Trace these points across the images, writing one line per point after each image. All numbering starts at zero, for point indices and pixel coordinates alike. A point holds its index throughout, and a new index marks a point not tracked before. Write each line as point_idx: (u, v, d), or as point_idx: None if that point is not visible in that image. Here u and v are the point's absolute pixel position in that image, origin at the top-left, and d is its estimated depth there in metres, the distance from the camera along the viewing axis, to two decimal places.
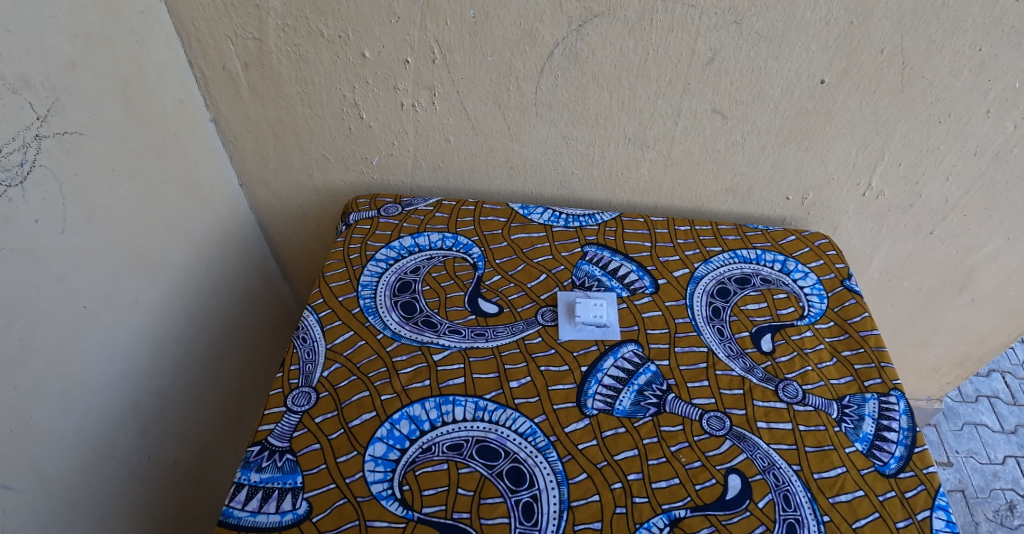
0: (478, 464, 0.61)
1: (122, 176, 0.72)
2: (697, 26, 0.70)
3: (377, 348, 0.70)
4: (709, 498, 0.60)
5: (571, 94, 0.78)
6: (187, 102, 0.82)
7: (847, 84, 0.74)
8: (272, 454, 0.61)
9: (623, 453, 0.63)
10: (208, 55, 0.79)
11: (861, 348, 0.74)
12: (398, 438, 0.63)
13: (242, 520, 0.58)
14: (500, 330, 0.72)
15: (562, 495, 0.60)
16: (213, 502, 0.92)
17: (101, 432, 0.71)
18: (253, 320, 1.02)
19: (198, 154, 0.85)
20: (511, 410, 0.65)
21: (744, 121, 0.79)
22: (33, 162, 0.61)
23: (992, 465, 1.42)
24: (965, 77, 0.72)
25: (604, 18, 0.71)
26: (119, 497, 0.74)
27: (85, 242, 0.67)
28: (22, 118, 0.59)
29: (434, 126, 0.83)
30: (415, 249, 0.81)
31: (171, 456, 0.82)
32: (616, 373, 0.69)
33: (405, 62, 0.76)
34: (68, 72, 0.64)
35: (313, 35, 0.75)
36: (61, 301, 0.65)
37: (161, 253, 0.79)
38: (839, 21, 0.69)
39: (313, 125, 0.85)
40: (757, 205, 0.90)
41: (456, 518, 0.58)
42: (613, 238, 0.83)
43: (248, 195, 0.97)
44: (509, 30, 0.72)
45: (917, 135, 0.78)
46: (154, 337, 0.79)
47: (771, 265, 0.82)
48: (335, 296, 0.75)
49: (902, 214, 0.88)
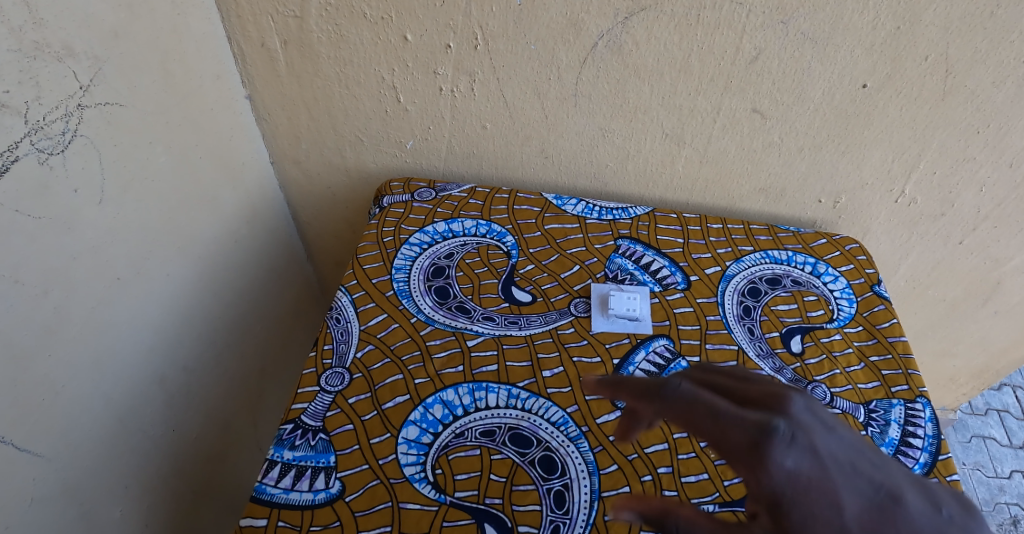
0: (511, 451, 0.61)
1: (160, 150, 0.72)
2: (743, 24, 0.70)
3: (410, 331, 0.70)
4: (738, 495, 0.61)
5: (611, 87, 0.78)
6: (224, 78, 0.81)
7: (889, 89, 0.74)
8: (305, 433, 0.62)
9: (654, 447, 0.63)
10: (247, 31, 0.78)
11: (889, 354, 0.74)
12: (431, 422, 0.63)
13: (275, 497, 0.58)
14: (533, 319, 0.73)
15: (593, 484, 0.60)
16: (233, 478, 0.92)
17: (129, 403, 0.71)
18: (277, 296, 1.03)
19: (231, 130, 0.84)
20: (544, 399, 0.66)
21: (783, 121, 0.79)
22: (74, 131, 0.61)
23: (998, 479, 1.43)
24: (1008, 88, 0.72)
25: (650, 12, 0.70)
26: (141, 468, 0.74)
27: (121, 213, 0.67)
28: (65, 86, 0.59)
29: (471, 112, 0.83)
30: (449, 234, 0.82)
31: (193, 430, 0.83)
32: (647, 366, 0.69)
33: (446, 47, 0.76)
34: (110, 42, 0.64)
35: (357, 16, 0.74)
36: (96, 271, 0.65)
37: (192, 229, 0.79)
38: (886, 26, 0.68)
39: (349, 105, 0.85)
40: (788, 207, 0.90)
41: (488, 504, 0.58)
42: (646, 233, 0.84)
43: (279, 173, 0.97)
44: (555, 19, 0.72)
45: (954, 144, 0.78)
46: (182, 312, 0.79)
47: (802, 267, 0.82)
48: (368, 278, 0.75)
49: (933, 222, 0.88)
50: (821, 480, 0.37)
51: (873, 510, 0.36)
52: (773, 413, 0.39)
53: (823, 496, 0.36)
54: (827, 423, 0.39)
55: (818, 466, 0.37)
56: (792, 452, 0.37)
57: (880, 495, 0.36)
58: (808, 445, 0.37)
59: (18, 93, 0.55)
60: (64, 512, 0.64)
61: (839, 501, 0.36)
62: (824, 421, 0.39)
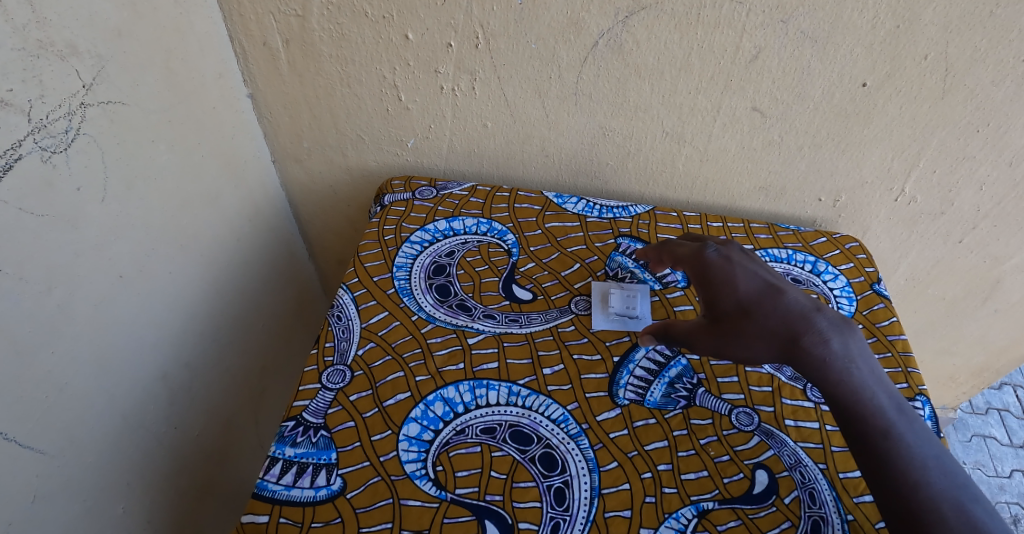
0: (511, 449, 0.62)
1: (162, 148, 0.72)
2: (743, 23, 0.70)
3: (411, 329, 0.70)
4: (737, 492, 0.61)
5: (611, 86, 0.78)
6: (226, 76, 0.82)
7: (889, 88, 0.74)
8: (307, 430, 0.62)
9: (653, 444, 0.63)
10: (249, 30, 0.79)
11: (889, 353, 0.74)
12: (432, 419, 0.63)
13: (276, 493, 0.59)
14: (534, 317, 0.73)
15: (593, 481, 0.60)
16: (235, 476, 0.93)
17: (132, 401, 0.71)
18: (279, 295, 1.03)
19: (233, 128, 0.85)
20: (544, 397, 0.66)
21: (783, 120, 0.79)
22: (77, 129, 0.61)
23: (998, 478, 1.43)
24: (1007, 87, 0.72)
25: (651, 11, 0.70)
26: (144, 465, 0.74)
27: (124, 212, 0.68)
28: (68, 85, 0.59)
29: (472, 110, 0.84)
30: (450, 233, 0.82)
31: (195, 428, 0.83)
32: (647, 364, 0.69)
33: (448, 46, 0.76)
34: (113, 41, 0.64)
35: (358, 15, 0.75)
36: (100, 269, 0.65)
37: (194, 227, 0.79)
38: (885, 25, 0.69)
39: (350, 104, 0.85)
40: (788, 206, 0.90)
41: (488, 500, 0.59)
42: (646, 231, 0.84)
43: (281, 171, 0.97)
44: (556, 18, 0.72)
45: (953, 143, 0.78)
46: (185, 310, 0.79)
47: (802, 265, 0.82)
48: (370, 276, 0.76)
49: (933, 220, 0.88)
50: (727, 270, 0.64)
51: (763, 298, 0.62)
52: (745, 266, 0.65)
53: (773, 314, 0.61)
54: (793, 289, 0.63)
55: (769, 292, 0.62)
56: (755, 282, 0.63)
57: (774, 288, 0.62)
58: (767, 282, 0.63)
59: (21, 92, 0.55)
60: (67, 509, 0.64)
61: (737, 281, 0.63)
62: (739, 251, 0.67)
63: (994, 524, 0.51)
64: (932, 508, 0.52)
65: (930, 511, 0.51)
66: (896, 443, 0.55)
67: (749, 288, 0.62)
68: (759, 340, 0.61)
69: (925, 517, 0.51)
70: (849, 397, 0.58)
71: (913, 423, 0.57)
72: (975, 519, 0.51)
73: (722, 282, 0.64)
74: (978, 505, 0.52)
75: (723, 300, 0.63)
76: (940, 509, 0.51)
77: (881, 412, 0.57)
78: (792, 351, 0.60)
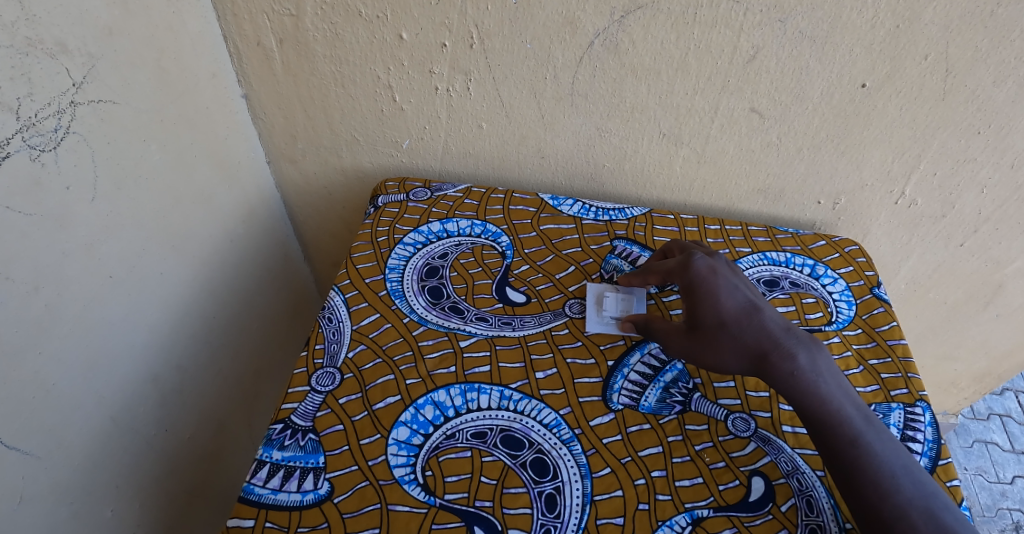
0: (502, 454, 0.61)
1: (154, 148, 0.72)
2: (741, 22, 0.69)
3: (403, 332, 0.69)
4: (733, 499, 0.59)
5: (608, 86, 0.77)
6: (220, 76, 0.81)
7: (889, 89, 0.73)
8: (295, 433, 0.61)
9: (647, 450, 0.62)
10: (243, 29, 0.78)
11: (889, 357, 0.73)
12: (422, 423, 0.62)
13: (263, 497, 0.58)
14: (528, 320, 0.72)
15: (585, 488, 0.59)
16: (228, 479, 0.92)
17: (121, 403, 0.71)
18: (273, 297, 1.02)
19: (227, 128, 0.84)
20: (536, 401, 0.65)
21: (781, 121, 0.78)
22: (67, 128, 0.60)
23: (1001, 484, 1.41)
24: (1009, 88, 0.71)
25: (647, 10, 0.69)
26: (134, 467, 0.73)
27: (114, 211, 0.67)
28: (57, 83, 0.59)
29: (467, 111, 0.83)
30: (443, 235, 0.81)
31: (186, 430, 0.82)
32: (642, 369, 0.68)
33: (442, 46, 0.76)
34: (104, 39, 0.63)
35: (352, 14, 0.74)
36: (89, 268, 0.64)
37: (186, 228, 0.79)
38: (885, 25, 0.67)
39: (345, 104, 0.84)
40: (787, 208, 0.89)
41: (478, 507, 0.57)
42: (642, 233, 0.83)
43: (276, 172, 0.96)
44: (551, 18, 0.71)
45: (955, 145, 0.77)
46: (177, 311, 0.79)
47: (800, 269, 0.81)
48: (361, 277, 0.75)
49: (934, 223, 0.87)
50: (713, 282, 0.65)
51: (742, 314, 0.63)
52: (731, 280, 0.65)
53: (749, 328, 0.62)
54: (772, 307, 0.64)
55: (749, 308, 0.63)
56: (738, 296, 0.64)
57: (753, 306, 0.63)
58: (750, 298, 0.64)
59: (10, 89, 0.54)
60: (54, 511, 0.63)
61: (720, 293, 0.64)
62: (725, 264, 0.68)
63: (964, 528, 0.52)
64: (900, 516, 0.52)
65: (899, 519, 0.52)
66: (864, 450, 0.56)
67: (730, 301, 0.63)
68: (732, 350, 0.62)
69: (895, 523, 0.52)
70: (817, 410, 0.59)
71: (881, 432, 0.58)
72: (947, 525, 0.52)
73: (706, 294, 0.64)
74: (948, 512, 0.53)
75: (704, 311, 0.64)
76: (910, 516, 0.52)
77: (849, 422, 0.58)
78: (762, 365, 0.61)
